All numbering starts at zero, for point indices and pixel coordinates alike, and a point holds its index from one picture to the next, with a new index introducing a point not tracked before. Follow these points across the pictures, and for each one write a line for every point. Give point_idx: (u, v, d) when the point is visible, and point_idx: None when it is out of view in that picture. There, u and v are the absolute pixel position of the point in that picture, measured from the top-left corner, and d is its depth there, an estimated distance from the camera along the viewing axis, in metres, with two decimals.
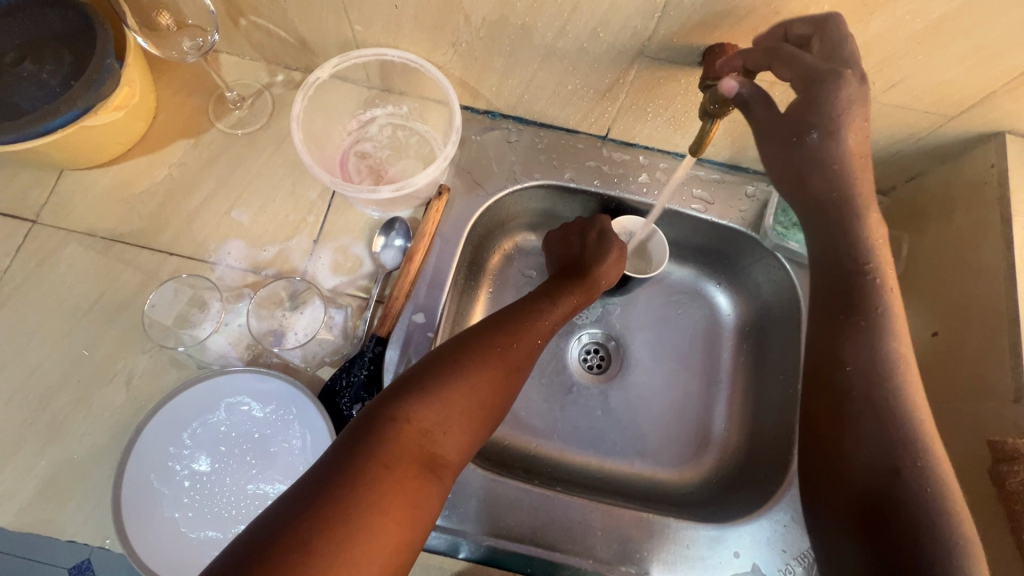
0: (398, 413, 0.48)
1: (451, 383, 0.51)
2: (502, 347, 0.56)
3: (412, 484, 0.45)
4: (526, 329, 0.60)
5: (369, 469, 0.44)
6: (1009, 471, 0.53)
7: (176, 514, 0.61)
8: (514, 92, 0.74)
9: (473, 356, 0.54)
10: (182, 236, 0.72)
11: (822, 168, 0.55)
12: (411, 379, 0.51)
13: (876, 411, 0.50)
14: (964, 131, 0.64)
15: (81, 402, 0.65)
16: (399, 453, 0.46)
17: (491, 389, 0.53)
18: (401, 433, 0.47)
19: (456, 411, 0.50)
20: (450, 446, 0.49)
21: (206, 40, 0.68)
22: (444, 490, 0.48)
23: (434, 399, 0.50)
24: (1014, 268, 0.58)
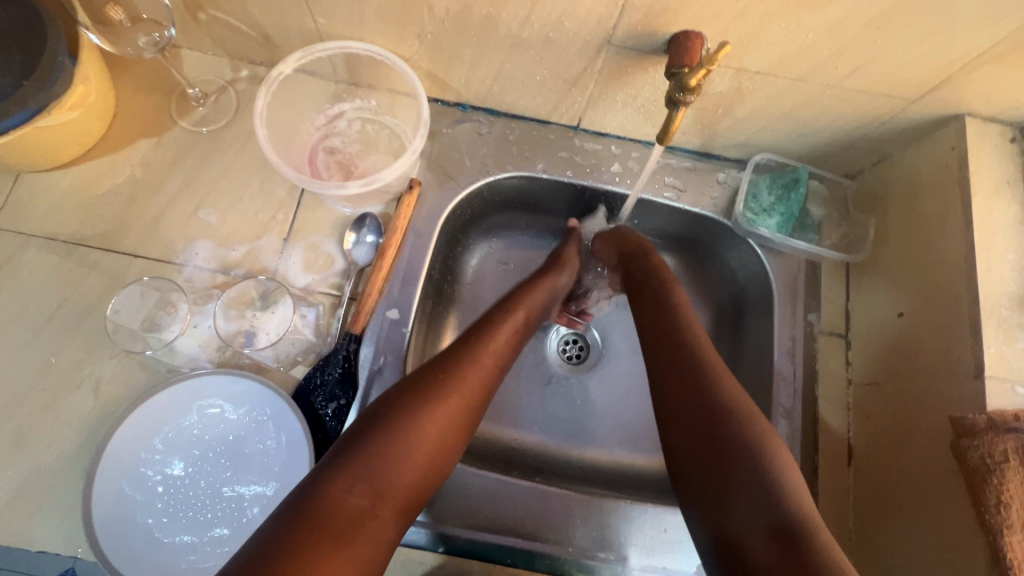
0: (334, 487, 0.46)
1: (393, 437, 0.50)
2: (449, 401, 0.54)
3: (347, 549, 0.44)
4: (477, 368, 0.57)
5: (301, 554, 0.42)
6: (970, 446, 0.53)
7: (150, 520, 0.60)
8: (482, 83, 0.73)
9: (418, 405, 0.52)
10: (148, 238, 0.71)
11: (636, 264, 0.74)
12: (349, 447, 0.49)
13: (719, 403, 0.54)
14: (925, 113, 0.64)
15: (48, 411, 0.64)
16: (336, 517, 0.45)
17: (437, 447, 0.52)
18: (336, 510, 0.45)
19: (397, 479, 0.49)
20: (394, 509, 0.48)
21: (164, 35, 0.67)
22: (386, 544, 0.48)
23: (372, 467, 0.48)
24: (974, 247, 0.59)
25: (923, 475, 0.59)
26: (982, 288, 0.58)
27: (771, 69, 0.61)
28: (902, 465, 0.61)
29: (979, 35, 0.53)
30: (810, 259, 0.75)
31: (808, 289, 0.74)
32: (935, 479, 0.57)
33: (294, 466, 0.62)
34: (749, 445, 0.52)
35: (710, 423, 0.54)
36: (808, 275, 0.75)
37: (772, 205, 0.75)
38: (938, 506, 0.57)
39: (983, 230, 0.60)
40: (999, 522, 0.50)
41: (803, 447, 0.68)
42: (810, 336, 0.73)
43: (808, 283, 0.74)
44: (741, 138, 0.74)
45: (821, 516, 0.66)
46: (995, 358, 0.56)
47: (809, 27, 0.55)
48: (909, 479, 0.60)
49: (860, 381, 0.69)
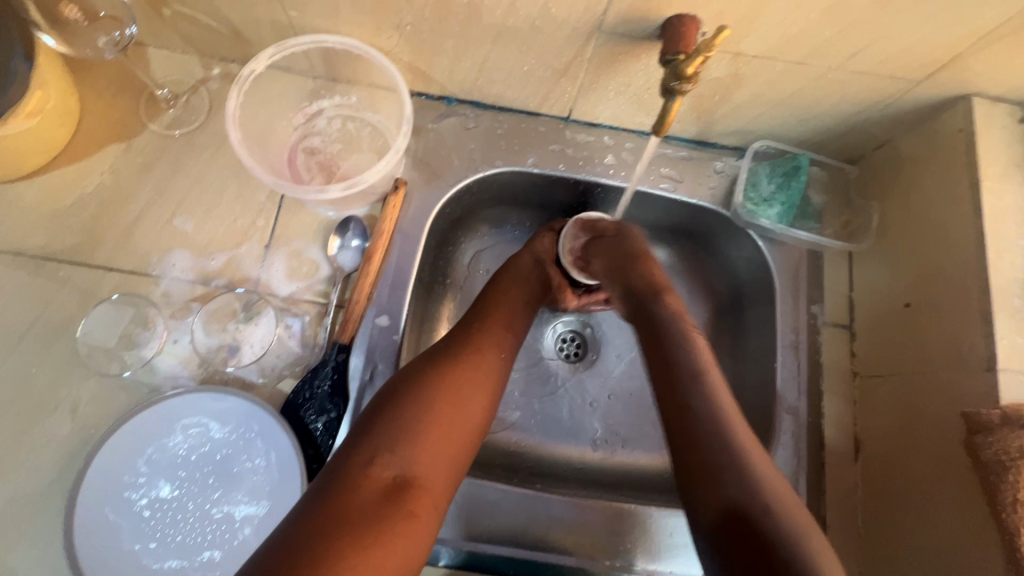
0: (361, 460, 0.46)
1: (408, 407, 0.49)
2: (466, 367, 0.54)
3: (381, 516, 0.43)
4: (484, 340, 0.58)
5: (337, 525, 0.41)
6: (984, 442, 0.51)
7: (137, 546, 0.58)
8: (467, 75, 0.70)
9: (429, 377, 0.52)
10: (121, 250, 0.67)
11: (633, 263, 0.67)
12: (368, 421, 0.49)
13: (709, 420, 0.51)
14: (931, 95, 0.62)
15: (25, 436, 0.61)
16: (362, 487, 0.44)
17: (463, 412, 0.51)
18: (366, 481, 0.44)
19: (423, 446, 0.48)
20: (429, 477, 0.47)
21: (124, 34, 0.62)
22: (429, 516, 0.45)
23: (398, 436, 0.47)
24: (984, 234, 0.57)
25: (934, 471, 0.57)
26: (993, 276, 0.56)
27: (770, 53, 0.58)
28: (912, 461, 0.60)
29: (990, 11, 0.50)
30: (811, 249, 0.73)
31: (810, 279, 0.72)
32: (947, 476, 0.56)
33: (285, 485, 0.59)
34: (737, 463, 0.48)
35: (703, 445, 0.50)
36: (810, 265, 0.73)
37: (771, 194, 0.72)
38: (950, 504, 0.55)
39: (993, 216, 0.58)
40: (1015, 520, 0.48)
41: (809, 443, 0.66)
42: (813, 329, 0.71)
43: (810, 274, 0.72)
44: (739, 125, 0.71)
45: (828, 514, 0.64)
46: (1008, 349, 0.54)
47: (811, 8, 0.52)
48: (919, 475, 0.59)
49: (867, 373, 0.67)
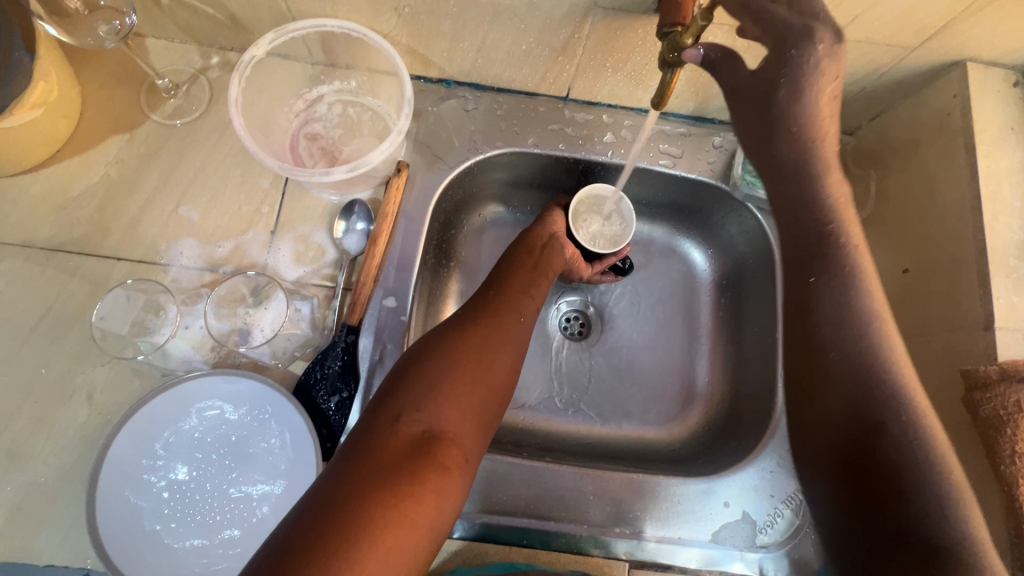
0: (389, 417, 0.47)
1: (433, 367, 0.51)
2: (487, 330, 0.55)
3: (414, 466, 0.44)
4: (502, 306, 0.59)
5: (372, 477, 0.42)
6: (983, 398, 0.52)
7: (158, 526, 0.59)
8: (466, 57, 0.70)
9: (451, 339, 0.53)
10: (129, 240, 0.68)
11: (779, 127, 0.56)
12: (394, 382, 0.50)
13: (857, 361, 0.51)
14: (925, 62, 0.62)
15: (41, 424, 0.62)
16: (393, 441, 0.45)
17: (486, 374, 0.52)
18: (396, 436, 0.46)
19: (449, 403, 0.49)
20: (456, 434, 0.48)
21: (125, 23, 0.62)
22: (459, 472, 0.47)
23: (425, 395, 0.49)
24: (980, 197, 0.58)
25: None
26: (989, 237, 0.57)
27: None
28: None
29: None
30: None
31: None
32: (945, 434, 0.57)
33: (301, 464, 0.61)
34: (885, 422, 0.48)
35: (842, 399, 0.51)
36: None
37: None
38: None
39: (988, 179, 0.59)
40: (1015, 473, 0.50)
41: None
42: None
43: None
44: None
45: None
46: (1004, 308, 0.55)
47: None
48: None
49: None
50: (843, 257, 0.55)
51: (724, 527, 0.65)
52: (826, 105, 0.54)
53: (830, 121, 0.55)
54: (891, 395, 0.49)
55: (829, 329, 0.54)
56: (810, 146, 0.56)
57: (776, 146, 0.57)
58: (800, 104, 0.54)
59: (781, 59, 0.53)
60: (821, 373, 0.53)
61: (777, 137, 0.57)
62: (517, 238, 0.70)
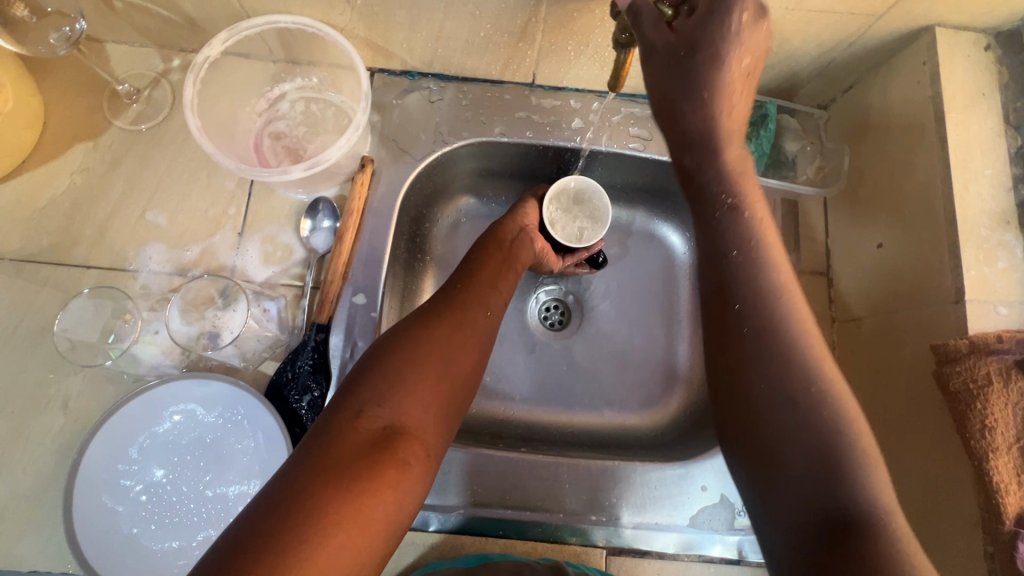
0: (349, 413, 0.47)
1: (396, 362, 0.50)
2: (452, 324, 0.55)
3: (373, 461, 0.44)
4: (469, 300, 0.58)
5: (327, 473, 0.42)
6: (951, 372, 0.51)
7: (136, 529, 0.60)
8: (426, 47, 0.69)
9: (416, 334, 0.53)
10: (97, 248, 0.68)
11: (685, 95, 0.49)
12: (356, 378, 0.50)
13: (772, 346, 0.45)
14: (894, 29, 0.60)
15: (18, 434, 0.62)
16: (352, 437, 0.45)
17: (450, 368, 0.52)
18: (356, 431, 0.45)
19: (411, 398, 0.48)
20: (418, 428, 0.48)
21: (73, 29, 0.63)
22: (421, 466, 0.46)
23: (387, 389, 0.48)
24: (949, 166, 0.57)
25: (909, 408, 0.57)
26: (959, 207, 0.56)
27: None
28: (887, 399, 0.60)
29: None
30: (785, 198, 0.73)
31: (785, 229, 0.72)
32: (920, 411, 0.56)
33: (275, 464, 0.61)
34: (806, 411, 0.42)
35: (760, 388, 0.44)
36: (785, 214, 0.73)
37: None
38: (925, 440, 0.55)
39: (958, 148, 0.57)
40: (984, 446, 0.48)
41: None
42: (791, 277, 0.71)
43: (785, 223, 0.72)
44: None
45: None
46: (975, 280, 0.54)
47: None
48: (894, 413, 0.59)
49: (844, 317, 0.68)
50: (748, 234, 0.49)
51: (702, 511, 0.64)
52: (738, 80, 0.49)
53: (740, 95, 0.50)
54: (810, 374, 0.44)
55: (741, 311, 0.47)
56: (718, 117, 0.50)
57: (681, 117, 0.51)
58: (714, 74, 0.48)
59: (704, 20, 0.46)
60: (736, 361, 0.46)
61: (683, 105, 0.50)
62: (487, 230, 0.70)
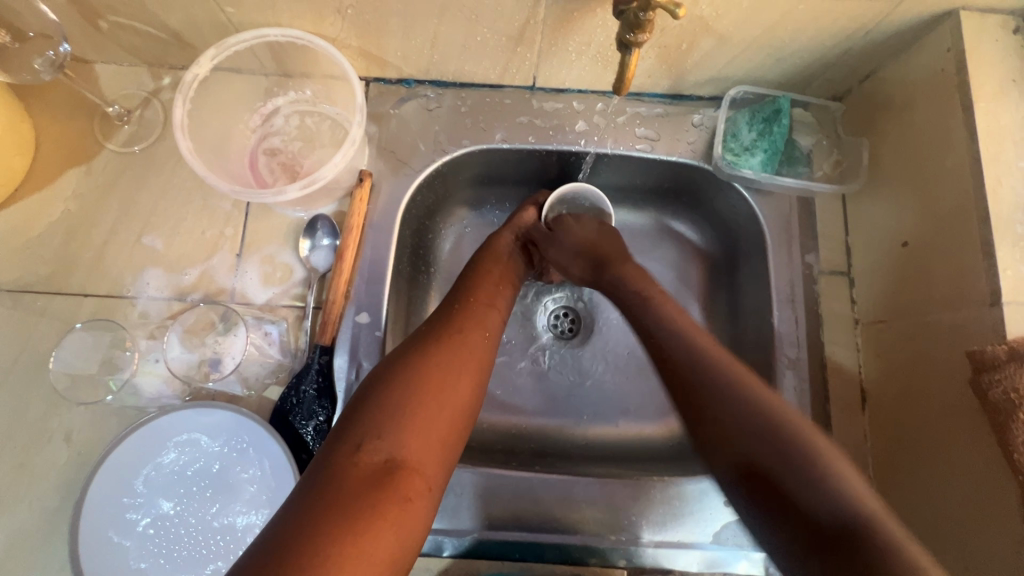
0: (347, 448, 0.45)
1: (394, 392, 0.48)
2: (452, 347, 0.53)
3: (372, 499, 0.41)
4: (468, 322, 0.56)
5: (325, 515, 0.40)
6: (990, 381, 0.48)
7: (144, 564, 0.58)
8: (422, 54, 0.66)
9: (415, 361, 0.51)
10: (94, 275, 0.66)
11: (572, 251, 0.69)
12: (354, 410, 0.48)
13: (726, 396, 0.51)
14: (915, 15, 0.57)
15: (23, 470, 0.61)
16: (350, 474, 0.43)
17: (450, 396, 0.50)
18: (354, 467, 0.43)
19: (410, 426, 0.46)
20: (419, 460, 0.46)
21: (59, 52, 0.62)
22: (422, 501, 0.44)
23: (385, 419, 0.46)
24: (980, 160, 0.53)
25: (942, 416, 0.55)
26: (992, 204, 0.52)
27: None
28: (918, 406, 0.57)
29: None
30: (801, 195, 0.70)
31: (803, 227, 0.69)
32: (955, 419, 0.53)
33: (283, 492, 0.59)
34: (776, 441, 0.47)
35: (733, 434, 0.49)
36: (802, 212, 0.70)
37: (753, 142, 0.68)
38: (960, 446, 0.53)
39: (988, 139, 0.54)
40: None
41: (813, 398, 0.64)
42: (810, 278, 0.68)
43: (802, 221, 0.70)
44: (712, 74, 0.67)
45: None
46: (1012, 281, 0.50)
47: None
48: (928, 420, 0.56)
49: (868, 319, 0.65)
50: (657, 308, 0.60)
51: (725, 526, 0.62)
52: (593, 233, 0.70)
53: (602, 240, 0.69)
54: (765, 414, 0.49)
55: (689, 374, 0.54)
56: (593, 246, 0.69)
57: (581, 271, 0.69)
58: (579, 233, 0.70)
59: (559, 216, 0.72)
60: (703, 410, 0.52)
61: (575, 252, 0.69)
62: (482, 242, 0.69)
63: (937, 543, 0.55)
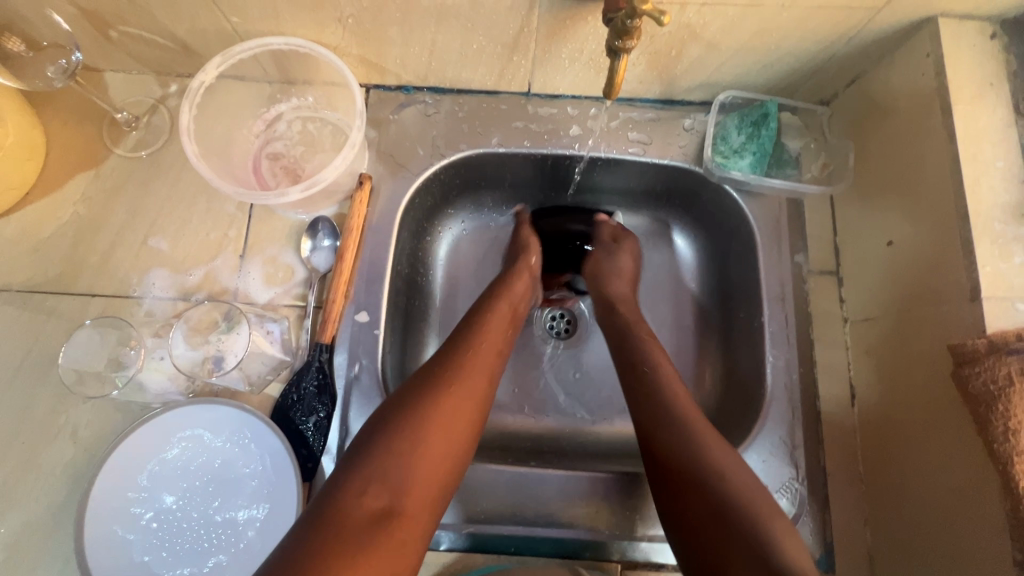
0: (350, 492, 0.45)
1: (400, 438, 0.48)
2: (459, 391, 0.52)
3: (369, 549, 0.42)
4: (476, 364, 0.55)
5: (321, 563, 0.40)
6: (970, 373, 0.49)
7: (148, 557, 0.59)
8: (420, 61, 0.69)
9: (422, 403, 0.50)
10: (102, 276, 0.68)
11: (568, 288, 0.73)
12: (358, 451, 0.48)
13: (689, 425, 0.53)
14: (895, 21, 0.59)
15: (30, 465, 0.63)
16: (351, 520, 0.43)
17: (452, 444, 0.50)
18: (353, 514, 0.44)
19: (412, 473, 0.47)
20: (415, 508, 0.46)
21: (70, 61, 0.65)
22: (413, 548, 0.45)
23: (386, 465, 0.47)
24: (959, 160, 0.55)
25: (927, 409, 0.56)
26: (971, 203, 0.54)
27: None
28: (905, 399, 0.59)
29: None
30: (790, 197, 0.72)
31: (791, 228, 0.71)
32: (940, 411, 0.54)
33: (284, 487, 0.61)
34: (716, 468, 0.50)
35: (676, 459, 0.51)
36: (790, 214, 0.72)
37: (742, 145, 0.70)
38: (944, 437, 0.54)
39: (967, 141, 0.55)
40: (1008, 449, 0.47)
41: (803, 395, 0.65)
42: (800, 278, 0.70)
43: (791, 223, 0.71)
44: (702, 79, 0.69)
45: (828, 462, 0.64)
46: (991, 277, 0.52)
47: None
48: (914, 413, 0.57)
49: (856, 318, 0.66)
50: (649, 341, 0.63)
51: None
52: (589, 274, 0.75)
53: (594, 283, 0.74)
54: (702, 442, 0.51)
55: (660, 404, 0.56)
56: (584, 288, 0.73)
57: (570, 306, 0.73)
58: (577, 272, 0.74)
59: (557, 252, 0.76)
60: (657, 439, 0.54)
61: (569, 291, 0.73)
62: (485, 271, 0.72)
63: (925, 535, 0.56)
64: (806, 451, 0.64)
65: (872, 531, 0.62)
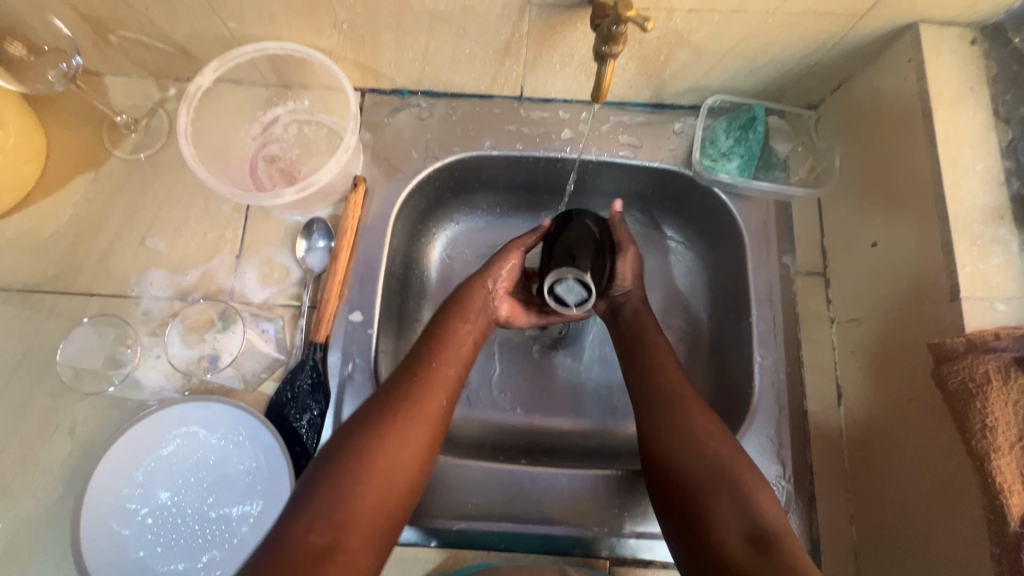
0: (299, 528, 0.46)
1: (348, 472, 0.50)
2: (410, 424, 0.54)
3: None
4: (427, 396, 0.57)
5: None
6: (949, 371, 0.50)
7: (142, 553, 0.60)
8: (414, 66, 0.70)
9: (372, 437, 0.52)
10: (100, 275, 0.70)
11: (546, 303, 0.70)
12: (308, 488, 0.49)
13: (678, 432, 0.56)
14: (878, 28, 0.60)
15: (28, 462, 0.64)
16: (298, 555, 0.44)
17: (397, 479, 0.52)
18: (299, 549, 0.45)
19: (359, 508, 0.49)
20: (359, 543, 0.48)
21: (70, 65, 0.66)
22: None
23: (334, 502, 0.48)
24: (940, 163, 0.56)
25: (911, 404, 0.56)
26: (952, 206, 0.55)
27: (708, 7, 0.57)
28: (890, 395, 0.59)
29: None
30: (777, 199, 0.73)
31: (779, 230, 0.72)
32: (922, 406, 0.55)
33: (277, 483, 0.61)
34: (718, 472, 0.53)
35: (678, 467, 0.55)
36: (778, 215, 0.73)
37: (730, 148, 0.71)
38: (927, 431, 0.54)
39: (947, 144, 0.56)
40: (986, 445, 0.47)
41: (791, 395, 0.66)
42: (787, 279, 0.71)
43: (779, 225, 0.72)
44: (690, 84, 0.70)
45: (815, 460, 0.65)
46: (970, 277, 0.53)
47: None
48: (898, 407, 0.58)
49: (842, 318, 0.67)
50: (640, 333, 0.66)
51: None
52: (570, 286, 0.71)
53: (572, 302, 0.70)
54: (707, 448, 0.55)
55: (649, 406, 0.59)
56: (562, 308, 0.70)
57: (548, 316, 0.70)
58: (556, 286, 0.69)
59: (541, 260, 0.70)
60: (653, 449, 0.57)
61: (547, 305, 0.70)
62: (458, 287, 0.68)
63: (908, 529, 0.56)
64: (792, 449, 0.65)
65: (858, 528, 0.62)
